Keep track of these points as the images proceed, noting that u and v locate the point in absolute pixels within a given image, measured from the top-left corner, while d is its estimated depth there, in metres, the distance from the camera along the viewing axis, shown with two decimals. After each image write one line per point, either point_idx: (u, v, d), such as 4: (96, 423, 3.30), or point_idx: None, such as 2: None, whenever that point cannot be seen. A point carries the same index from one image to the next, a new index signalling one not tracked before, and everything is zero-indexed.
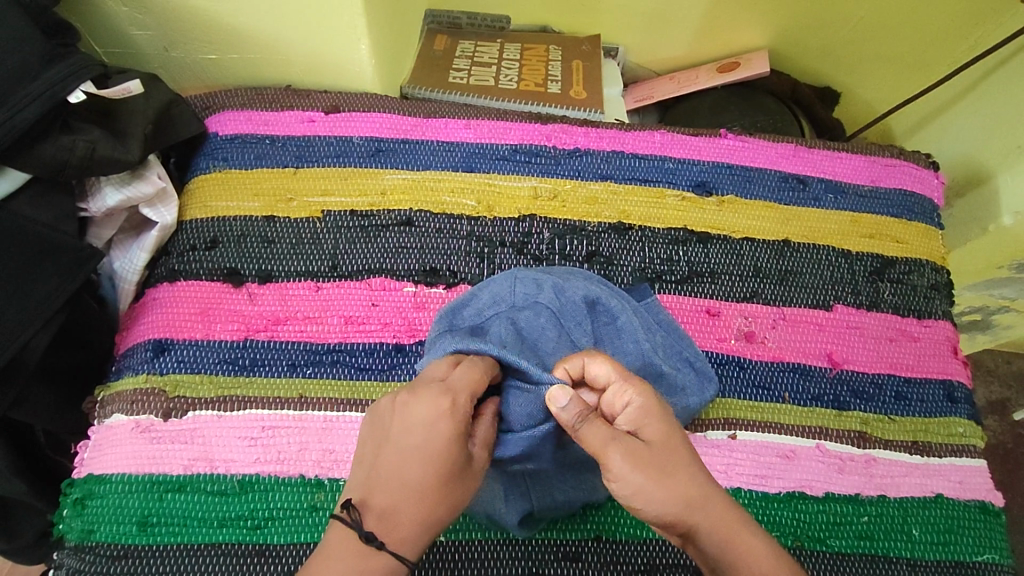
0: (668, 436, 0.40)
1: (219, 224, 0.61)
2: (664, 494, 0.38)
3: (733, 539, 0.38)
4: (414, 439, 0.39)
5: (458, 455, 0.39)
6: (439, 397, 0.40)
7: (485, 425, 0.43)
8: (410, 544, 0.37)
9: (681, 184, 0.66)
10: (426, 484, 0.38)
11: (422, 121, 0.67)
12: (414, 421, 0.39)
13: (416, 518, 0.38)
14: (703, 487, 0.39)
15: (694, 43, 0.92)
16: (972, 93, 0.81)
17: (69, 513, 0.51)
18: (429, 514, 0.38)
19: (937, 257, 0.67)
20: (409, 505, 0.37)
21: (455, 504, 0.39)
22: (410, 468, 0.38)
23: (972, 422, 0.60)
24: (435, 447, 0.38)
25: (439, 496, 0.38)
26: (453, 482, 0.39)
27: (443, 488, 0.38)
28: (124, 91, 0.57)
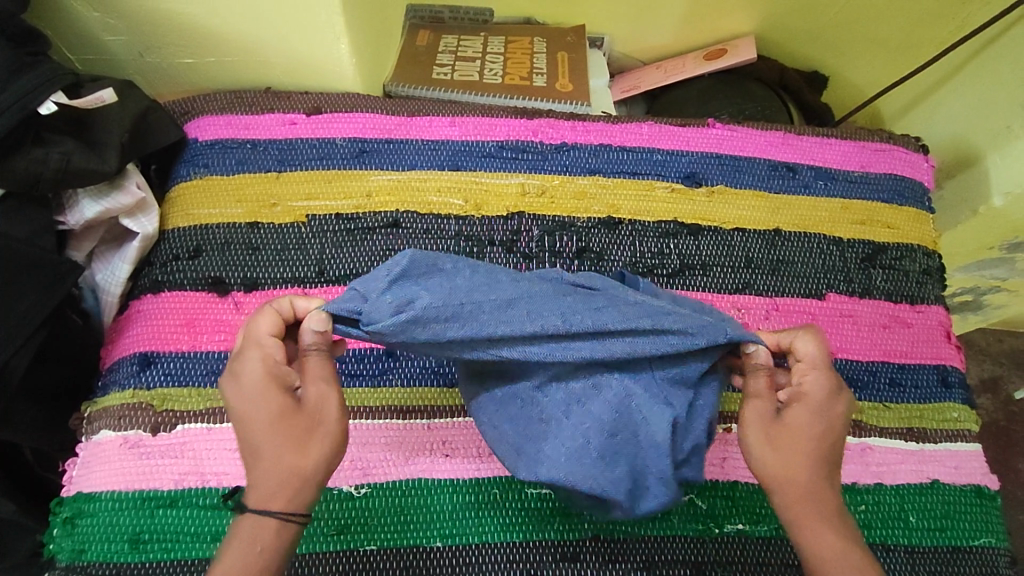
0: (816, 427, 0.42)
1: (201, 232, 0.60)
2: (774, 463, 0.42)
3: (804, 526, 0.41)
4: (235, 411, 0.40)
5: (276, 402, 0.40)
6: (236, 368, 0.41)
7: (313, 362, 0.41)
8: (273, 499, 0.38)
9: (670, 176, 0.66)
10: (258, 441, 0.39)
11: (406, 119, 0.66)
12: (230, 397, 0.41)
13: (265, 476, 0.39)
14: (812, 481, 0.41)
15: (681, 30, 0.90)
16: (960, 73, 0.80)
17: (59, 533, 0.50)
18: (274, 464, 0.39)
19: (928, 242, 0.66)
20: (255, 464, 0.39)
21: (301, 444, 0.40)
22: (244, 432, 0.40)
23: (966, 407, 0.60)
24: (249, 406, 0.40)
25: (277, 444, 0.39)
26: (285, 427, 0.39)
27: (280, 436, 0.39)
28: (97, 100, 0.54)
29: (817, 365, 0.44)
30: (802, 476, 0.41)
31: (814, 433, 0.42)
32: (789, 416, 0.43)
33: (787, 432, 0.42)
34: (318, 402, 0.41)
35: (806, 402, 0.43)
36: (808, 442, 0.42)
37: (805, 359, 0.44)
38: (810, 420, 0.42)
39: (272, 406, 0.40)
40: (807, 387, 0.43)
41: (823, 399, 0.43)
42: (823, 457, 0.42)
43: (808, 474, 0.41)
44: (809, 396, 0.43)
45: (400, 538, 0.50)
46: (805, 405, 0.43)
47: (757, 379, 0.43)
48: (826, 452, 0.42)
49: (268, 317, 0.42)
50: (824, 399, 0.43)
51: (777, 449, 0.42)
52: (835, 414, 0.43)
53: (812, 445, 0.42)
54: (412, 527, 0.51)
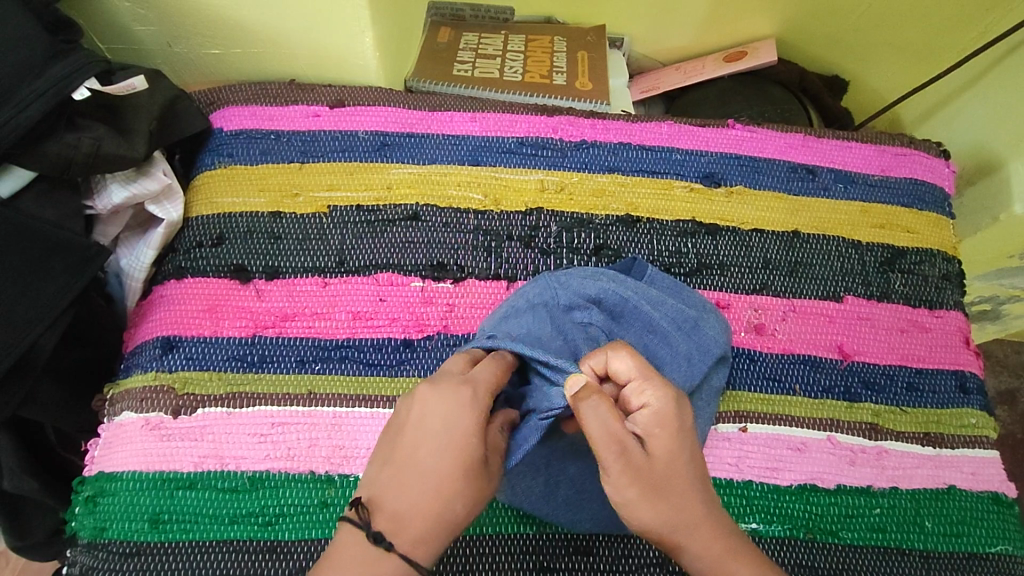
0: (674, 452, 0.38)
1: (225, 220, 0.61)
2: (653, 513, 0.37)
3: (690, 555, 0.38)
4: (435, 430, 0.38)
5: (476, 451, 0.38)
6: (460, 387, 0.40)
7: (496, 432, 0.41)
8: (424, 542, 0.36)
9: (689, 175, 0.66)
10: (442, 475, 0.37)
11: (428, 114, 0.67)
12: (435, 412, 0.39)
13: (427, 516, 0.36)
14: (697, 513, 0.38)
15: (701, 32, 0.91)
16: (982, 80, 0.80)
17: (81, 510, 0.51)
18: (443, 511, 0.37)
19: (949, 247, 0.66)
20: (426, 500, 0.37)
21: (474, 503, 0.38)
22: (435, 462, 0.37)
23: (984, 413, 0.60)
24: (453, 442, 0.38)
25: (458, 494, 0.37)
26: (473, 478, 0.38)
27: (464, 484, 0.37)
28: (129, 87, 0.56)
29: (639, 379, 0.39)
30: (679, 509, 0.38)
31: (666, 457, 0.38)
32: (649, 446, 0.38)
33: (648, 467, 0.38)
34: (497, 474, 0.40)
35: (648, 426, 0.38)
36: (662, 468, 0.38)
37: (632, 375, 0.39)
38: (666, 443, 0.38)
39: (471, 455, 0.38)
40: (650, 407, 0.39)
41: (657, 416, 0.38)
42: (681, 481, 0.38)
43: (679, 509, 0.38)
44: (647, 417, 0.38)
45: None
46: (648, 430, 0.38)
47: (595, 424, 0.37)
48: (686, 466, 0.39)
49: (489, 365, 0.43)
50: (660, 416, 0.38)
51: (649, 490, 0.37)
52: (679, 424, 0.39)
53: (684, 469, 0.39)
54: None
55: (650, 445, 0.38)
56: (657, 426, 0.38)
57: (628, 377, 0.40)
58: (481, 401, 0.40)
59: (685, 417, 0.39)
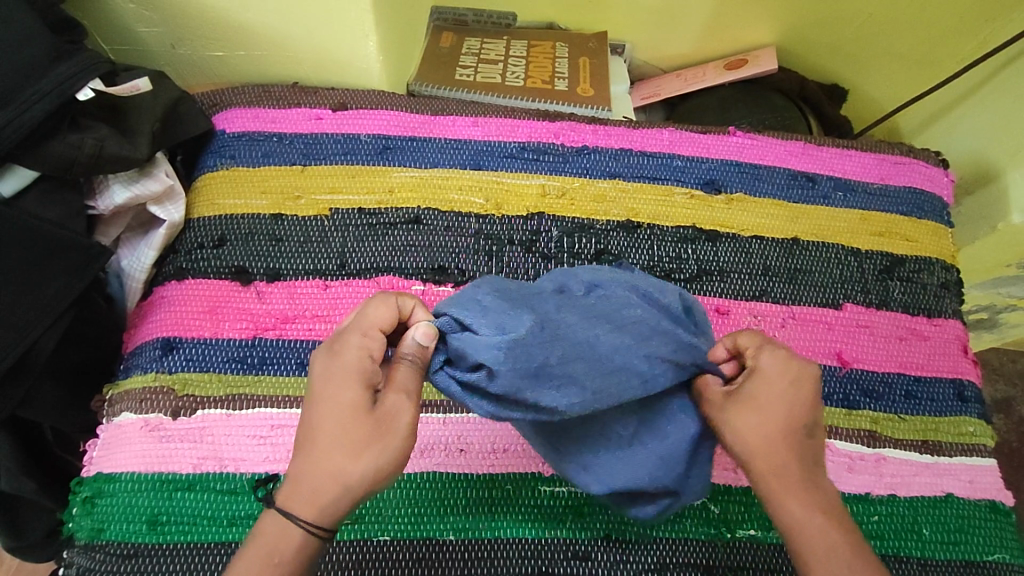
0: (793, 398, 0.41)
1: (227, 222, 0.61)
2: (752, 441, 0.41)
3: (776, 499, 0.40)
4: (316, 389, 0.39)
5: (355, 398, 0.38)
6: (338, 341, 0.40)
7: (403, 371, 0.39)
8: (309, 502, 0.37)
9: (689, 182, 0.66)
10: (315, 433, 0.38)
11: (430, 118, 0.67)
12: (317, 371, 0.40)
13: (311, 472, 0.37)
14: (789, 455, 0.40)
15: (701, 40, 0.91)
16: (981, 90, 0.80)
17: (79, 511, 0.51)
18: (326, 466, 0.37)
19: (947, 256, 0.66)
20: (310, 457, 0.37)
21: (357, 452, 0.37)
22: (313, 418, 0.38)
23: (982, 421, 0.60)
24: (327, 396, 0.38)
25: (335, 447, 0.37)
26: (350, 426, 0.37)
27: (343, 435, 0.37)
28: (133, 89, 0.56)
29: (761, 342, 0.43)
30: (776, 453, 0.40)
31: (768, 408, 0.41)
32: (750, 388, 0.42)
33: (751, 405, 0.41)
34: (395, 416, 0.38)
35: (761, 379, 0.42)
36: (765, 413, 0.41)
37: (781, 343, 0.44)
38: (769, 391, 0.41)
39: (347, 405, 0.38)
40: (765, 362, 0.42)
41: (779, 371, 0.42)
42: (779, 430, 0.41)
43: (772, 451, 0.40)
44: (766, 371, 0.42)
45: (412, 530, 0.51)
46: (762, 380, 0.42)
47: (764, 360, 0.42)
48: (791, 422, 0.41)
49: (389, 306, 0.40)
50: (778, 368, 0.42)
51: (744, 422, 0.41)
52: (803, 386, 0.42)
53: (783, 412, 0.41)
54: (424, 521, 0.51)
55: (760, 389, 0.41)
56: (792, 379, 0.42)
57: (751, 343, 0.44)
58: (354, 348, 0.39)
59: (810, 382, 0.42)
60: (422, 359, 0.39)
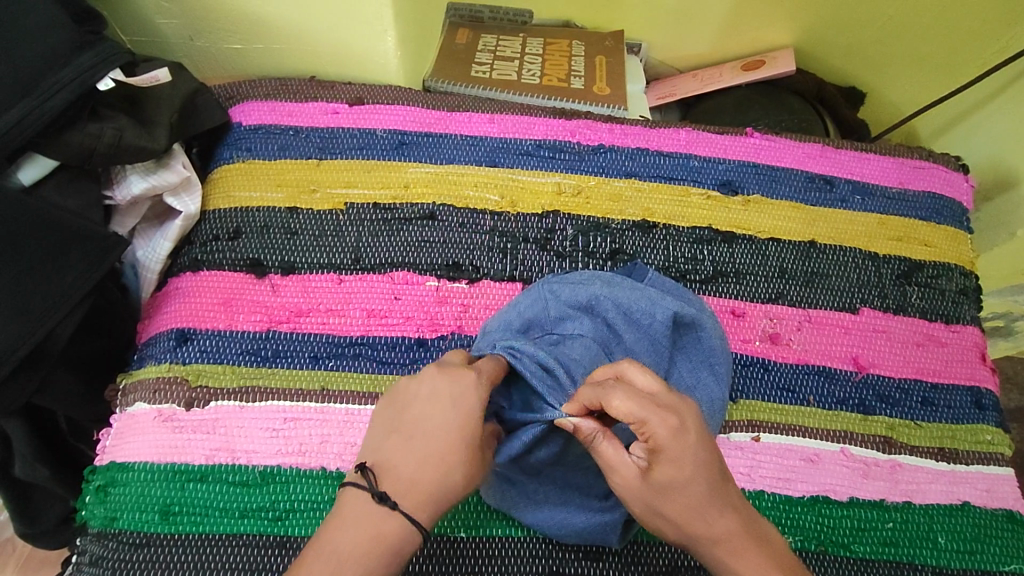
0: (708, 471, 0.38)
1: (242, 215, 0.61)
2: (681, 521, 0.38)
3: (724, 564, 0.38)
4: (441, 410, 0.41)
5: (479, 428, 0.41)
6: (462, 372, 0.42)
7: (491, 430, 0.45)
8: (427, 511, 0.38)
9: (706, 183, 0.66)
10: (450, 445, 0.39)
11: (446, 114, 0.67)
12: (439, 392, 0.41)
13: (434, 482, 0.39)
14: (727, 532, 0.38)
15: (719, 40, 0.90)
16: (1002, 95, 0.79)
17: (91, 500, 0.51)
18: (449, 479, 0.39)
19: (966, 262, 0.66)
20: (432, 470, 0.39)
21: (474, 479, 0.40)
22: (434, 431, 0.40)
23: (999, 430, 0.59)
24: (449, 417, 0.40)
25: (460, 466, 0.39)
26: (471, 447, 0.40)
27: (467, 455, 0.40)
28: (153, 79, 0.57)
29: (645, 411, 0.37)
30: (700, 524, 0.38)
31: (686, 483, 0.37)
32: (655, 475, 0.38)
33: (664, 493, 0.38)
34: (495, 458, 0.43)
35: (661, 456, 0.37)
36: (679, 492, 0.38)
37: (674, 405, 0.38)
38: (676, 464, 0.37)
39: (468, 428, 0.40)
40: (657, 434, 0.37)
41: (679, 443, 0.37)
42: (700, 502, 0.38)
43: (702, 529, 0.38)
44: (667, 454, 0.37)
45: None
46: (665, 458, 0.37)
47: (659, 431, 0.37)
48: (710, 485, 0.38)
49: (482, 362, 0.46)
50: (681, 450, 0.37)
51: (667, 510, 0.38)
52: (694, 441, 0.38)
53: (707, 486, 0.38)
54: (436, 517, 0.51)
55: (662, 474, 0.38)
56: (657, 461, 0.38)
57: (627, 411, 0.37)
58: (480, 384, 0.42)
59: (699, 428, 0.38)
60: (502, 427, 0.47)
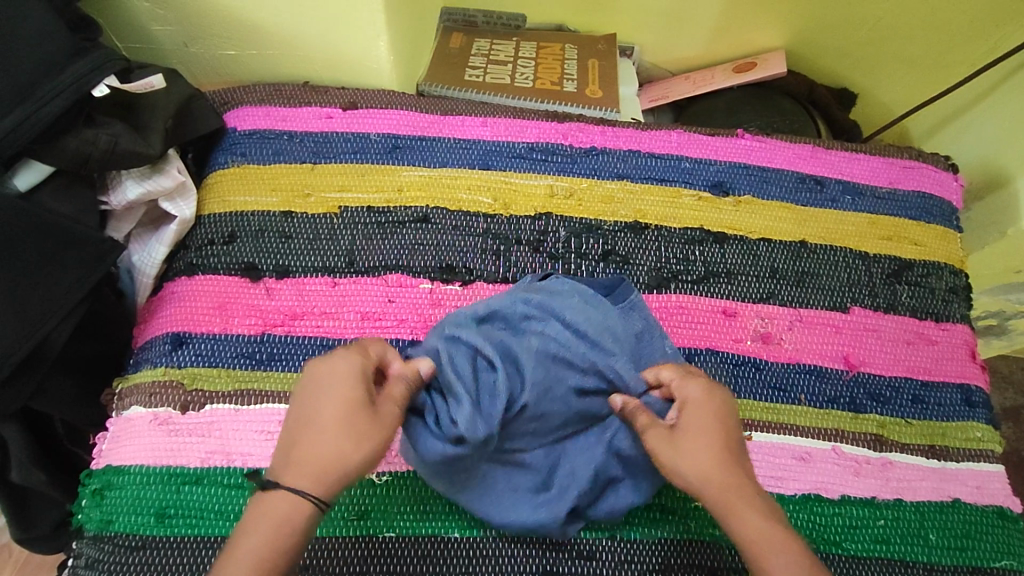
0: (731, 434, 0.44)
1: (237, 219, 0.61)
2: (700, 459, 0.42)
3: (731, 512, 0.40)
4: (321, 390, 0.40)
5: (362, 392, 0.40)
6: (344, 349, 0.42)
7: (399, 387, 0.43)
8: (313, 481, 0.37)
9: (697, 184, 0.66)
10: (328, 418, 0.39)
11: (439, 118, 0.67)
12: (322, 371, 0.41)
13: (323, 454, 0.38)
14: (736, 476, 0.41)
15: (710, 43, 0.91)
16: (991, 96, 0.80)
17: (88, 503, 0.51)
18: (328, 449, 0.38)
19: (955, 260, 0.66)
20: (318, 446, 0.38)
21: (360, 437, 0.39)
22: (313, 409, 0.39)
23: (990, 427, 0.60)
24: (323, 391, 0.40)
25: (343, 433, 0.38)
26: (349, 412, 0.39)
27: (348, 421, 0.39)
28: (147, 85, 0.57)
29: (685, 376, 0.47)
30: (716, 475, 0.41)
31: (710, 433, 0.43)
32: (681, 419, 0.44)
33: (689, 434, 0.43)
34: (391, 418, 0.41)
35: (689, 406, 0.45)
36: (704, 439, 0.43)
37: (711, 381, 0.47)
38: (708, 418, 0.44)
39: (346, 395, 0.39)
40: (689, 394, 0.45)
41: (710, 401, 0.45)
42: (726, 453, 0.42)
43: (722, 473, 0.41)
44: (693, 401, 0.45)
45: (417, 527, 0.51)
46: (692, 407, 0.45)
47: (692, 388, 0.46)
48: (728, 440, 0.43)
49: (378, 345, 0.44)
50: (709, 404, 0.45)
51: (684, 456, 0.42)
52: (722, 408, 0.45)
53: (725, 445, 0.43)
54: (427, 517, 0.51)
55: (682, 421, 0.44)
56: (690, 409, 0.45)
57: (671, 376, 0.48)
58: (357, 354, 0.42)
59: (729, 404, 0.46)
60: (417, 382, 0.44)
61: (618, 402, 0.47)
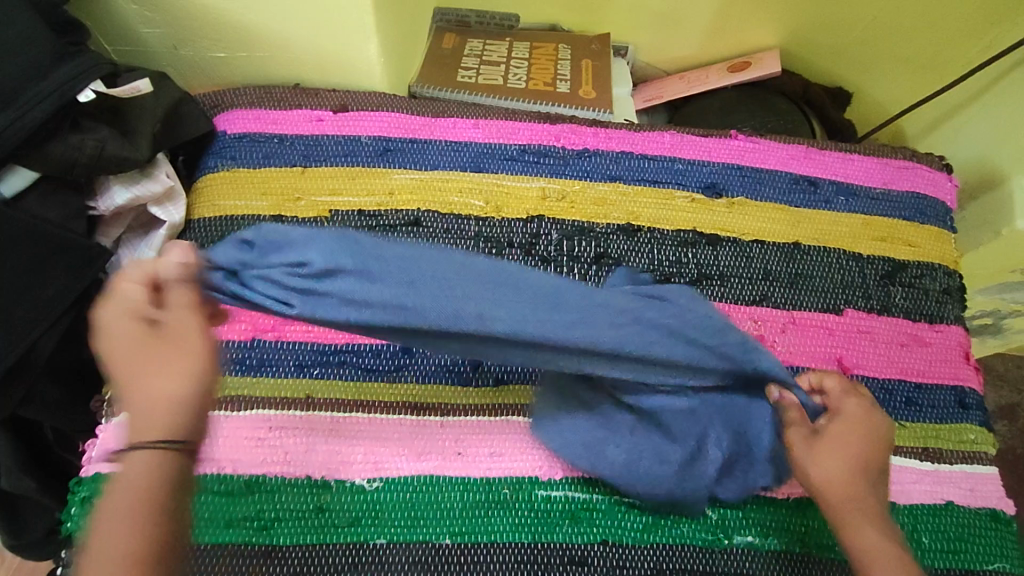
0: (874, 451, 0.46)
1: (226, 223, 0.61)
2: (837, 466, 0.44)
3: (852, 525, 0.43)
4: (124, 323, 0.37)
5: (136, 317, 0.37)
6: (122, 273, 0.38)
7: (179, 291, 0.39)
8: (143, 429, 0.35)
9: (690, 186, 0.66)
10: (139, 352, 0.36)
11: (431, 120, 0.67)
12: (117, 302, 0.37)
13: (167, 398, 0.35)
14: (864, 490, 0.44)
15: (704, 43, 0.91)
16: (985, 96, 0.80)
17: (76, 511, 0.51)
18: (141, 391, 0.35)
19: (949, 261, 0.66)
20: (157, 387, 0.36)
21: (165, 370, 0.36)
22: (122, 348, 0.36)
23: (983, 429, 0.60)
24: (102, 338, 0.36)
25: (142, 368, 0.36)
26: (135, 342, 0.36)
27: (139, 353, 0.36)
28: (134, 90, 0.56)
29: (846, 389, 0.49)
30: (849, 489, 0.44)
31: (850, 446, 0.45)
32: (826, 427, 0.46)
33: (833, 441, 0.45)
34: (178, 334, 0.37)
35: (841, 418, 0.47)
36: (847, 449, 0.45)
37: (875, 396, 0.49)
38: (853, 438, 0.46)
39: (127, 331, 0.36)
40: (846, 407, 0.48)
41: (858, 415, 0.47)
42: (864, 467, 0.45)
43: (853, 484, 0.44)
44: (847, 413, 0.47)
45: (407, 533, 0.51)
46: (842, 419, 0.47)
47: (847, 403, 0.48)
48: (867, 462, 0.45)
49: (171, 253, 0.39)
50: (861, 420, 0.47)
51: (820, 460, 0.45)
52: (884, 426, 0.47)
53: (864, 462, 0.45)
54: (418, 524, 0.51)
55: (824, 430, 0.46)
56: (845, 421, 0.47)
57: (833, 384, 0.49)
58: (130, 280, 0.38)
59: (883, 424, 0.48)
60: (191, 277, 0.40)
61: (775, 395, 0.48)
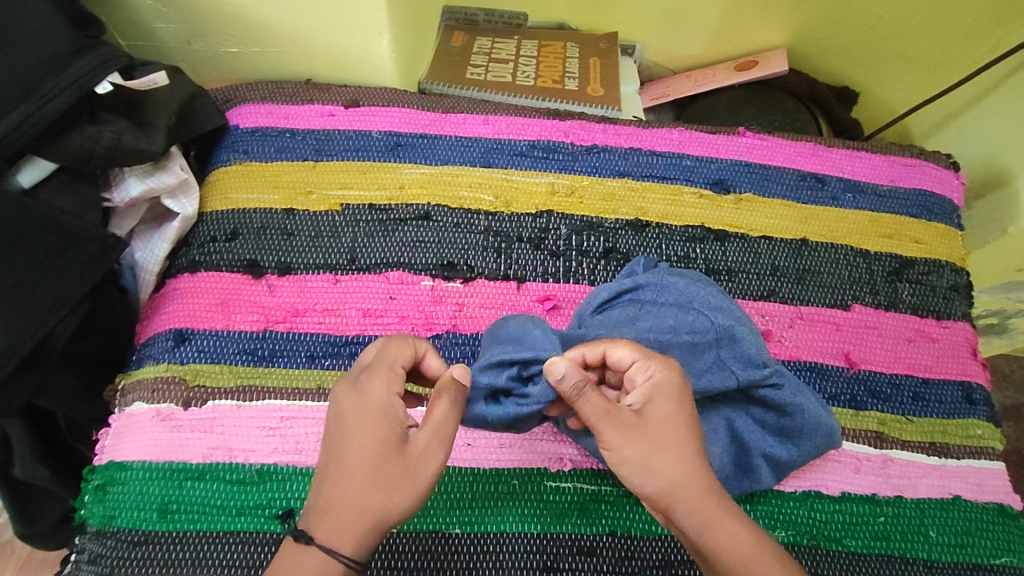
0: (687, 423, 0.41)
1: (239, 216, 0.61)
2: (660, 463, 0.40)
3: (711, 523, 0.39)
4: (360, 428, 0.39)
5: (387, 430, 0.39)
6: (380, 375, 0.41)
7: (442, 407, 0.40)
8: (342, 537, 0.37)
9: (698, 182, 0.66)
10: (360, 458, 0.38)
11: (441, 116, 0.67)
12: (365, 400, 0.40)
13: (365, 505, 0.37)
14: (692, 473, 0.40)
15: (712, 42, 0.91)
16: (992, 96, 0.80)
17: (90, 498, 0.51)
18: (350, 499, 0.37)
19: (957, 258, 0.66)
20: (353, 492, 0.38)
21: (384, 487, 0.38)
22: (347, 450, 0.39)
23: (990, 424, 0.60)
24: (353, 432, 0.39)
25: (366, 480, 0.38)
26: (376, 457, 0.38)
27: (373, 463, 0.38)
28: (149, 83, 0.57)
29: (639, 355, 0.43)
30: (681, 472, 0.40)
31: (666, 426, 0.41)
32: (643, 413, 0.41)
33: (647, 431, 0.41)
34: (425, 455, 0.39)
35: (653, 392, 0.42)
36: (664, 437, 0.41)
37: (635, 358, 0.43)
38: (667, 408, 0.42)
39: (377, 439, 0.39)
40: (657, 376, 0.42)
41: (668, 387, 0.42)
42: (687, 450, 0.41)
43: (682, 477, 0.40)
44: (654, 387, 0.42)
45: (417, 522, 0.51)
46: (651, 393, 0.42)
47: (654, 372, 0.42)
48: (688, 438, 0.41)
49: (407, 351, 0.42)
50: (667, 384, 0.42)
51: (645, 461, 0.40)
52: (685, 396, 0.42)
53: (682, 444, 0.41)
54: (429, 514, 0.51)
55: (648, 411, 0.42)
56: (658, 395, 0.42)
57: (630, 359, 0.43)
58: (380, 386, 0.40)
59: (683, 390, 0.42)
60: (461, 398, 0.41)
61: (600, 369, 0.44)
